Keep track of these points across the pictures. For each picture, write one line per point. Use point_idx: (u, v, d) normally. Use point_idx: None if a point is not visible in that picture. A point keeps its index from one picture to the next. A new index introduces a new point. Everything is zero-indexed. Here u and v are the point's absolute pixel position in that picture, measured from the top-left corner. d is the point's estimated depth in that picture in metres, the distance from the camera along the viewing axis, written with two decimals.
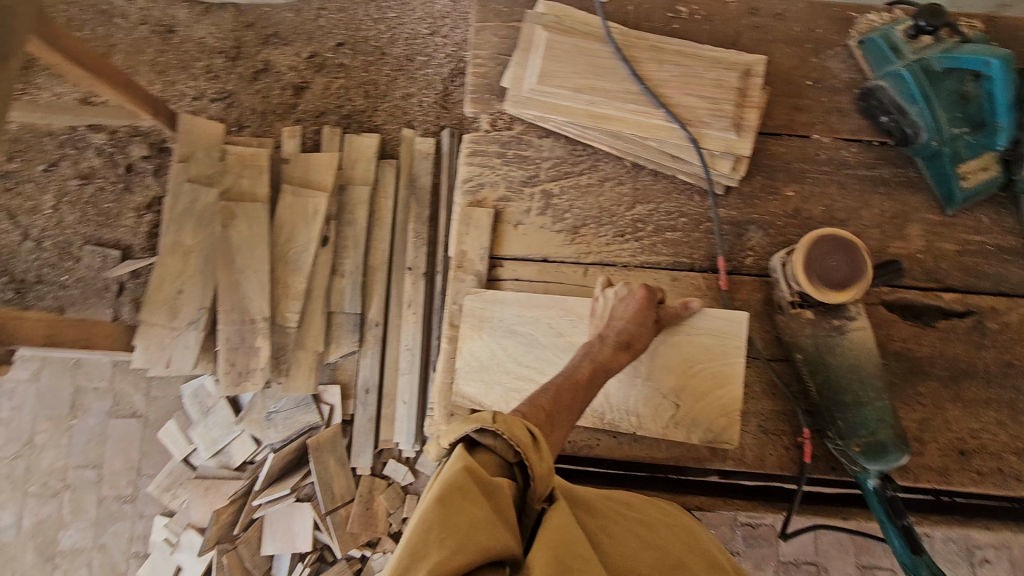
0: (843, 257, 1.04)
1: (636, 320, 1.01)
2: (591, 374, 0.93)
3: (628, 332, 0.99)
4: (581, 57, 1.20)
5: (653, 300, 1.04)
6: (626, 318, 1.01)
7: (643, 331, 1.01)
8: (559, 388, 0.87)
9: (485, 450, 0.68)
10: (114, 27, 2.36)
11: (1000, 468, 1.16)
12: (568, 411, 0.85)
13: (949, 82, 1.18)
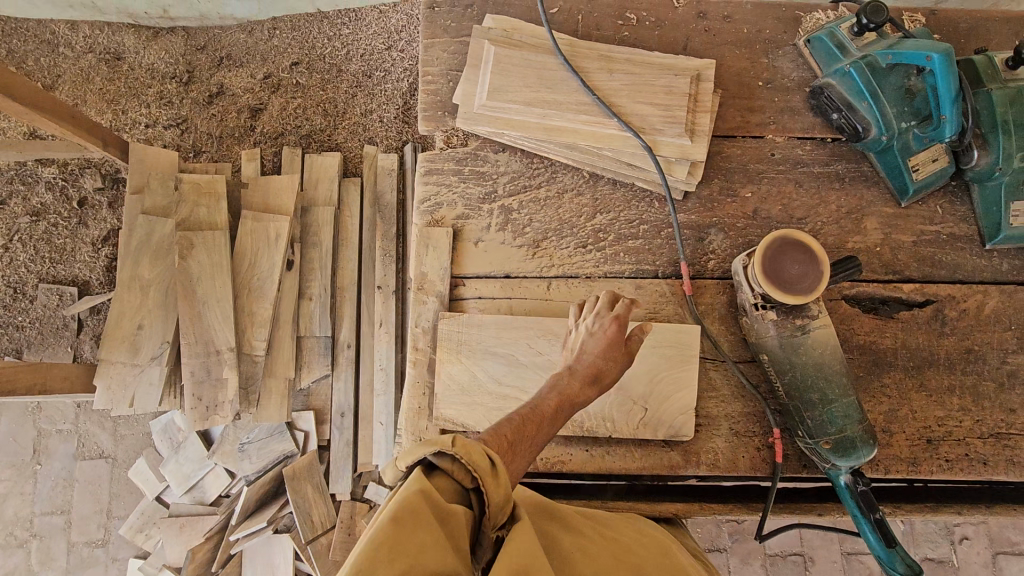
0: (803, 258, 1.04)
1: (606, 354, 0.89)
2: (559, 412, 0.82)
3: (596, 367, 0.88)
4: (529, 71, 1.18)
5: (622, 325, 0.93)
6: (594, 352, 0.90)
7: (613, 365, 0.90)
8: (523, 417, 0.77)
9: (443, 474, 0.63)
10: (58, 57, 2.29)
11: (967, 454, 1.18)
12: (533, 443, 0.76)
13: (895, 77, 1.18)
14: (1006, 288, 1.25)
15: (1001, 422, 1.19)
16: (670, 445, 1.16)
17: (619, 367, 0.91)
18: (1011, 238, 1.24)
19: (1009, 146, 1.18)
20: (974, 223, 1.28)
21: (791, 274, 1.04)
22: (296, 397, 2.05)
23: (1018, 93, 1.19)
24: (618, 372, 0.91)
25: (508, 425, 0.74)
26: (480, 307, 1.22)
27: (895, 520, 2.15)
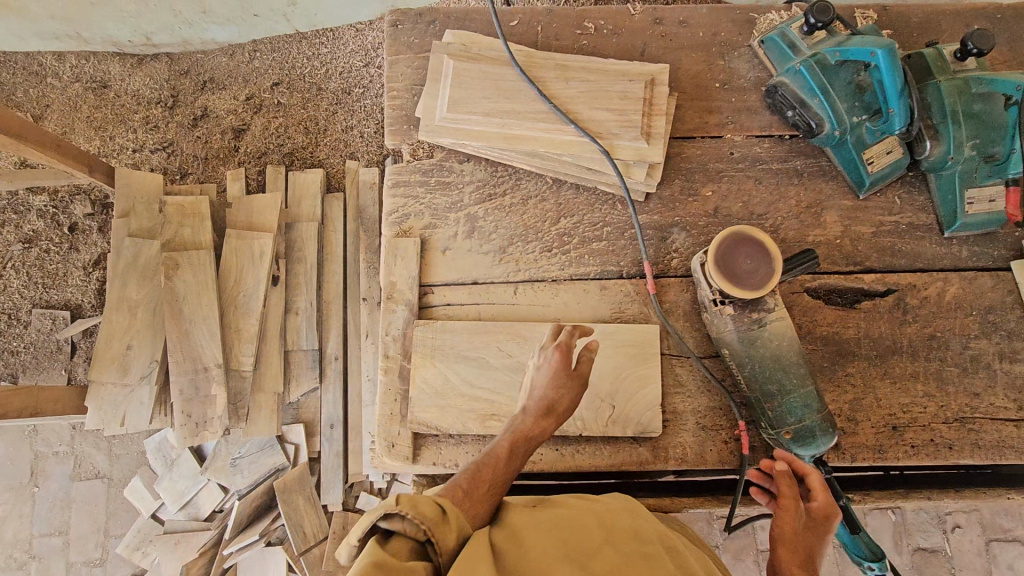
0: (753, 250, 1.08)
1: (554, 385, 0.93)
2: (515, 451, 0.88)
3: (548, 399, 0.92)
4: (487, 82, 1.22)
5: (566, 351, 0.96)
6: (544, 384, 0.93)
7: (563, 391, 0.93)
8: (480, 464, 0.84)
9: (396, 537, 0.68)
10: (46, 88, 2.35)
11: (932, 439, 1.20)
12: (491, 487, 0.82)
13: (845, 73, 1.21)
14: (966, 274, 1.28)
15: (965, 406, 1.22)
16: (638, 441, 1.19)
17: (572, 391, 0.94)
18: (967, 225, 1.27)
19: (958, 135, 1.21)
20: (932, 213, 1.31)
21: (746, 269, 1.07)
22: (285, 411, 2.08)
23: (966, 83, 1.21)
24: (571, 396, 0.94)
25: (464, 475, 0.82)
26: (449, 313, 1.25)
27: (886, 510, 2.16)
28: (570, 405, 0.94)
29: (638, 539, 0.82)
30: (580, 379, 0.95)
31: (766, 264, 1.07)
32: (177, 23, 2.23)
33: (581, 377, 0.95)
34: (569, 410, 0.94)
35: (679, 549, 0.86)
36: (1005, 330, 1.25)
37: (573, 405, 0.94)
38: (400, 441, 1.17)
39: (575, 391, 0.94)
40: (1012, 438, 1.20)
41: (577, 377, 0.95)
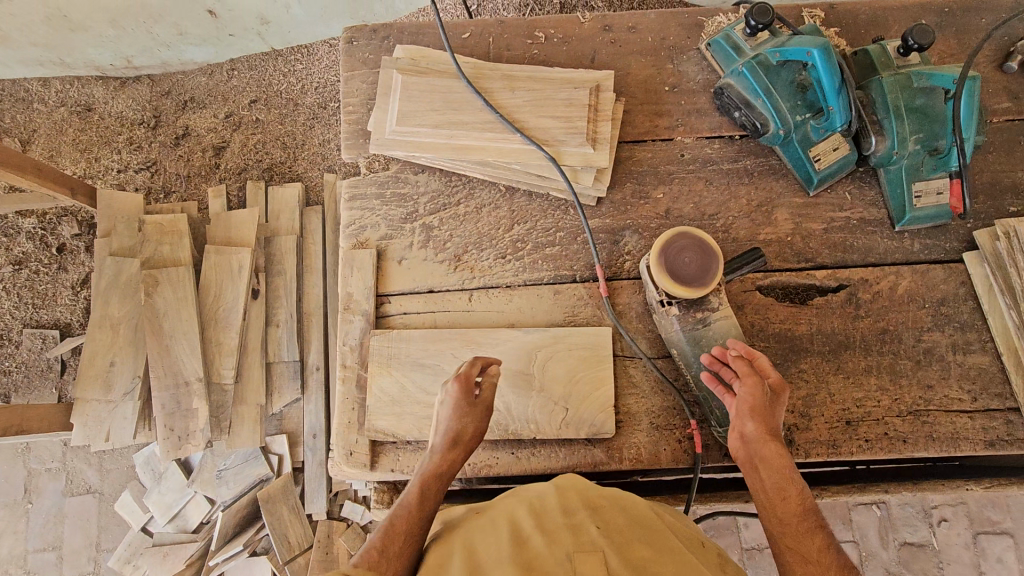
0: (690, 247, 1.09)
1: (460, 416, 1.00)
2: (427, 493, 0.94)
3: (453, 431, 1.00)
4: (435, 95, 1.25)
5: (467, 383, 1.02)
6: (449, 417, 1.00)
7: (466, 421, 1.00)
8: (397, 516, 0.89)
9: None
10: (33, 113, 2.41)
11: (886, 433, 1.21)
12: (410, 536, 0.88)
13: (786, 73, 1.23)
14: (918, 268, 1.29)
15: (919, 399, 1.22)
16: (592, 443, 1.21)
17: (475, 420, 1.01)
18: (917, 218, 1.27)
19: (902, 130, 1.21)
20: (883, 207, 1.32)
21: (687, 267, 1.09)
22: (269, 422, 2.12)
23: (908, 78, 1.22)
24: (476, 424, 1.01)
25: (377, 537, 0.86)
26: (405, 322, 1.28)
27: (871, 506, 2.15)
28: (476, 433, 1.01)
29: (563, 514, 0.84)
30: (482, 408, 1.02)
31: (706, 257, 1.09)
32: (156, 45, 2.27)
33: (483, 406, 1.02)
34: (475, 439, 1.01)
35: (607, 506, 0.88)
36: (958, 322, 1.26)
37: (478, 433, 1.01)
38: (358, 449, 1.20)
39: (477, 419, 1.01)
40: (966, 429, 1.21)
41: (479, 407, 1.02)
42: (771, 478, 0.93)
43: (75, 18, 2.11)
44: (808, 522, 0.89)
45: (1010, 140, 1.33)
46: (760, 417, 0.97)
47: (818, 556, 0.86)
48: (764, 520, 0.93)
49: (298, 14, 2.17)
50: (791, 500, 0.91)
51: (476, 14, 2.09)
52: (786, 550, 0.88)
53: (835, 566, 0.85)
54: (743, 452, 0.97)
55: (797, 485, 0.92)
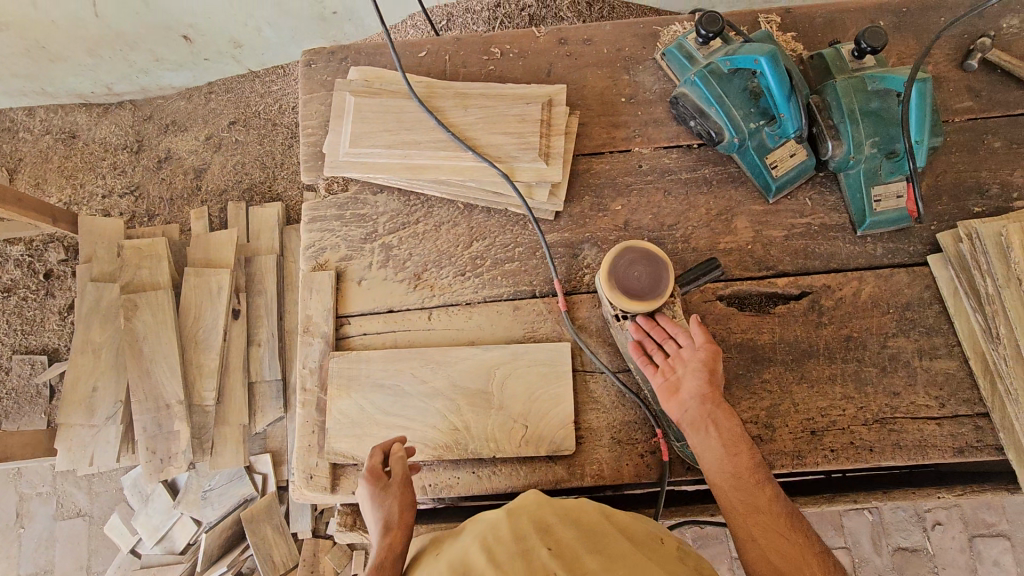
0: (628, 268, 1.10)
1: (379, 501, 0.99)
2: None
3: (381, 517, 0.97)
4: (388, 116, 1.26)
5: (374, 469, 1.02)
6: (370, 506, 0.99)
7: (387, 503, 0.98)
8: None
9: None
10: (19, 141, 2.44)
11: (852, 442, 1.19)
12: None
13: (738, 80, 1.21)
14: (882, 272, 1.27)
15: (885, 406, 1.21)
16: (553, 460, 1.20)
17: (395, 497, 0.99)
18: (878, 223, 1.25)
19: (858, 134, 1.19)
20: (845, 212, 1.30)
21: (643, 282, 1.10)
22: (253, 441, 2.12)
23: (861, 81, 1.20)
24: (399, 500, 0.99)
25: None
26: (366, 343, 1.28)
27: (863, 510, 2.11)
28: (403, 510, 0.98)
29: (512, 541, 0.79)
30: (399, 486, 1.01)
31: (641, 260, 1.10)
32: (135, 71, 2.27)
33: (400, 483, 1.00)
34: (407, 515, 0.99)
35: (558, 525, 0.83)
36: (923, 326, 1.24)
37: (406, 507, 0.99)
38: (318, 472, 1.20)
39: (399, 496, 0.99)
40: (934, 436, 1.19)
41: (394, 486, 1.00)
42: (724, 435, 1.03)
43: (53, 49, 2.10)
44: (758, 474, 1.01)
45: (972, 139, 1.31)
46: (710, 377, 1.06)
47: (768, 505, 0.99)
48: (715, 474, 1.02)
49: (272, 36, 2.18)
50: (743, 456, 1.02)
51: (446, 29, 2.09)
52: (738, 499, 0.99)
53: (780, 512, 0.99)
54: (698, 410, 1.05)
55: (747, 442, 1.03)
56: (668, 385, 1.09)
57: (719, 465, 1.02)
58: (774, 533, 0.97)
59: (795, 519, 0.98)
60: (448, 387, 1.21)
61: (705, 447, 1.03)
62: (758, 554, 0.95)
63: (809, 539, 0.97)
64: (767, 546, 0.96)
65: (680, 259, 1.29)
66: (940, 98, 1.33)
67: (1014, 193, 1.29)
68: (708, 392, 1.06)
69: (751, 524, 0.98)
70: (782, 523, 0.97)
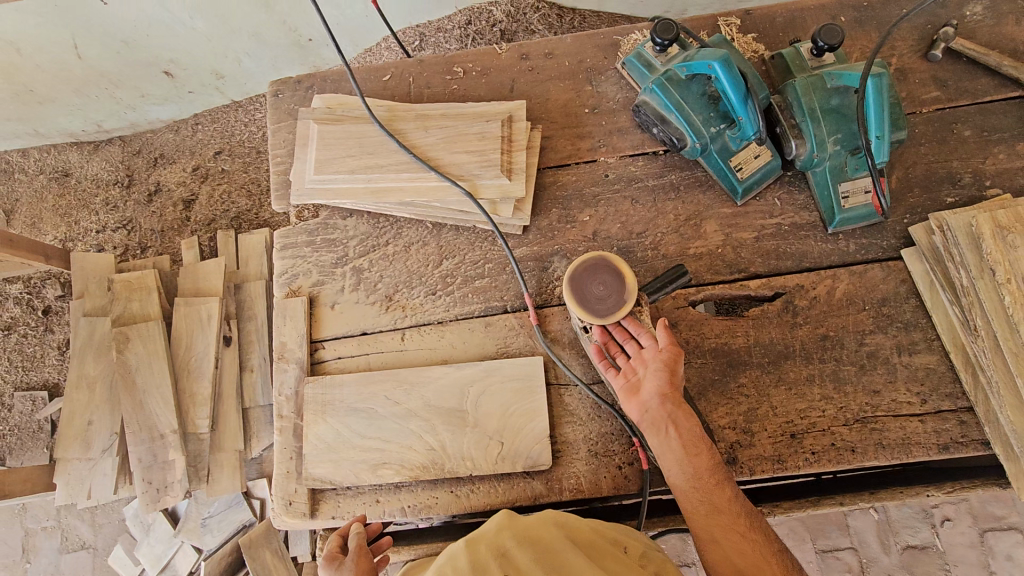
0: (589, 292, 1.12)
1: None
2: None
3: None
4: (351, 141, 1.28)
5: (332, 552, 1.03)
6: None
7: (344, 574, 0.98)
8: None
9: None
10: (14, 182, 2.49)
11: (833, 443, 1.17)
12: None
13: (695, 86, 1.22)
14: (855, 269, 1.25)
15: (866, 406, 1.19)
16: (531, 475, 1.20)
17: (351, 565, 0.99)
18: (848, 219, 1.24)
19: (820, 132, 1.18)
20: (815, 210, 1.28)
21: (613, 287, 1.11)
22: (250, 466, 2.12)
23: (820, 79, 1.19)
24: (355, 566, 0.99)
25: None
26: (341, 366, 1.28)
27: (868, 509, 2.06)
28: None
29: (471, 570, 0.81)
30: (356, 558, 1.01)
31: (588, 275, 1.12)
32: (121, 108, 2.31)
33: (355, 552, 1.01)
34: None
35: (516, 549, 0.86)
36: (901, 321, 1.22)
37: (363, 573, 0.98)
38: (297, 498, 1.21)
39: (354, 563, 0.99)
40: (917, 434, 1.17)
41: (350, 558, 1.01)
42: (684, 436, 1.05)
43: (42, 91, 2.16)
44: (718, 475, 1.03)
45: (942, 129, 1.29)
46: (670, 377, 1.07)
47: (727, 505, 1.02)
48: (676, 475, 1.05)
49: (251, 67, 2.21)
50: (704, 457, 1.04)
51: (419, 49, 2.11)
52: (699, 501, 1.02)
53: (740, 512, 1.02)
54: (659, 411, 1.06)
55: (707, 443, 1.05)
56: (628, 386, 1.10)
57: (680, 467, 1.04)
58: (734, 534, 1.00)
59: (754, 519, 1.02)
60: (423, 408, 1.20)
61: (666, 449, 1.05)
62: (719, 554, 0.99)
63: (768, 538, 1.01)
64: (727, 546, 0.99)
65: (651, 266, 1.28)
66: (906, 90, 1.32)
67: (988, 181, 1.27)
68: (669, 392, 1.07)
69: (712, 526, 1.01)
70: (742, 524, 1.01)
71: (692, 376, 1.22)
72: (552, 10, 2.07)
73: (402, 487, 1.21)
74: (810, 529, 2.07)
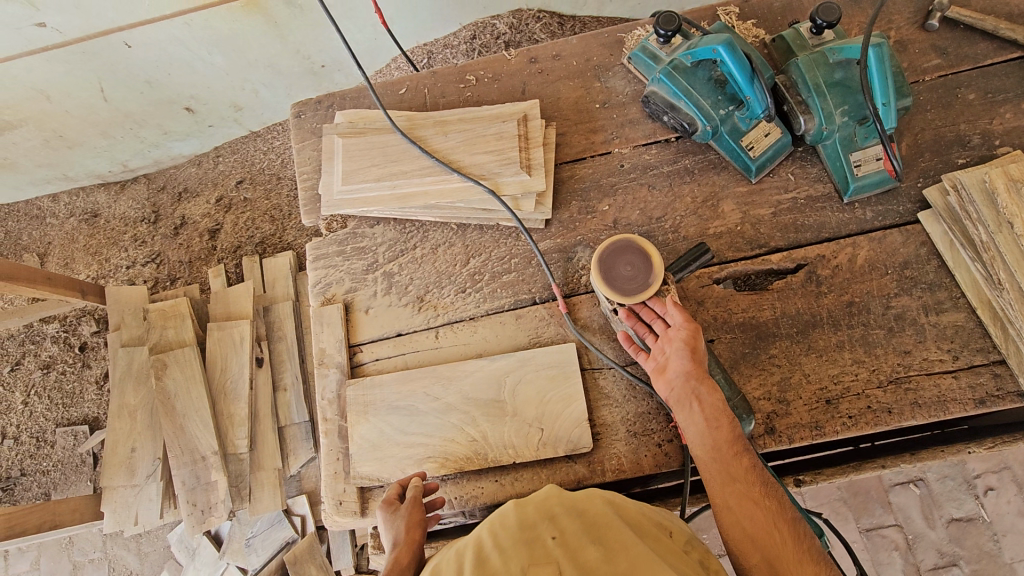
0: (641, 276, 1.15)
1: (388, 519, 1.06)
2: None
3: (391, 536, 1.03)
4: (375, 151, 1.34)
5: (390, 498, 1.10)
6: (383, 524, 1.06)
7: (397, 521, 1.05)
8: None
9: None
10: (47, 226, 2.58)
11: (870, 407, 1.18)
12: None
13: (702, 72, 1.27)
14: (875, 235, 1.27)
15: (898, 366, 1.20)
16: (573, 459, 1.22)
17: (404, 514, 1.06)
18: (862, 187, 1.27)
19: (827, 105, 1.22)
20: (828, 181, 1.31)
21: (629, 263, 1.16)
22: (289, 484, 2.15)
23: (822, 55, 1.24)
24: (407, 517, 1.05)
25: None
26: (379, 367, 1.32)
27: (909, 484, 2.04)
28: (412, 525, 1.04)
29: (520, 529, 0.87)
30: (410, 508, 1.07)
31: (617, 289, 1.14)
32: (145, 146, 2.41)
33: (410, 504, 1.08)
34: (416, 529, 1.03)
35: (563, 514, 0.91)
36: (925, 283, 1.24)
37: (414, 523, 1.04)
38: (347, 497, 1.24)
39: (407, 514, 1.06)
40: (952, 390, 1.18)
41: (405, 507, 1.08)
42: (706, 410, 1.06)
43: (71, 136, 2.25)
44: (737, 447, 1.04)
45: (946, 95, 1.33)
46: (693, 355, 1.09)
47: (744, 475, 1.02)
48: (696, 446, 1.07)
49: (267, 96, 2.30)
50: (724, 430, 1.05)
51: (428, 66, 2.20)
52: (717, 471, 1.04)
53: (756, 482, 1.02)
54: (683, 387, 1.08)
55: (728, 417, 1.06)
56: (657, 366, 1.13)
57: (701, 439, 1.06)
58: (748, 502, 1.01)
59: (771, 488, 1.02)
60: (462, 401, 1.24)
61: (688, 422, 1.07)
62: (732, 521, 1.01)
63: (783, 507, 1.01)
64: (739, 513, 1.00)
65: (673, 249, 1.32)
66: (908, 60, 1.36)
67: (997, 140, 1.29)
68: (692, 369, 1.08)
69: (728, 493, 1.02)
70: (757, 492, 1.01)
71: (723, 351, 1.24)
72: (553, 19, 2.15)
73: (446, 480, 1.24)
74: (853, 508, 2.05)
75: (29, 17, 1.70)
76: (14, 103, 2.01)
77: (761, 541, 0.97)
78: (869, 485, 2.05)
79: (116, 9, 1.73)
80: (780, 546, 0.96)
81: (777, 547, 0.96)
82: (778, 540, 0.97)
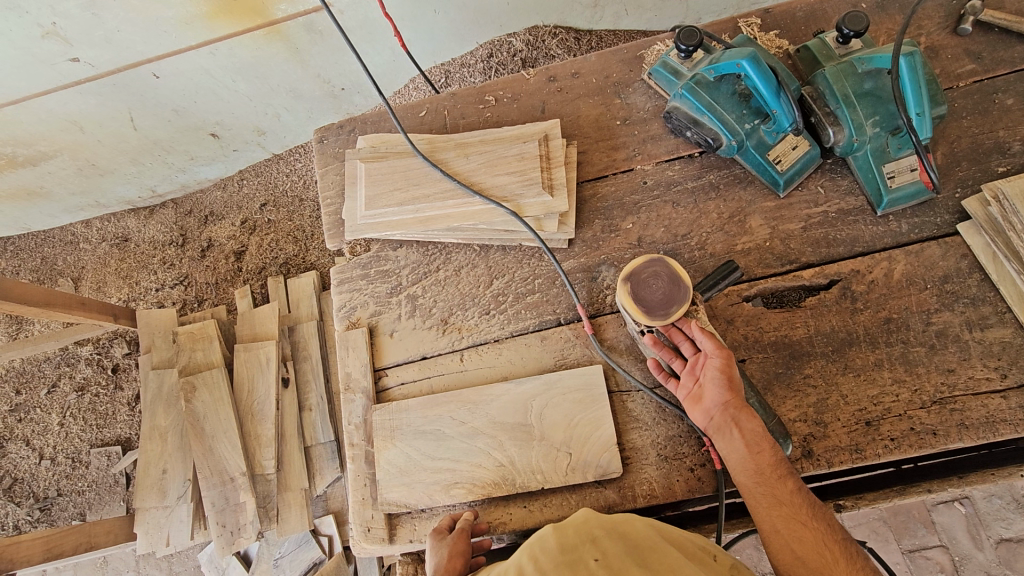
0: (664, 283, 1.12)
1: (432, 544, 1.08)
2: None
3: (435, 562, 1.05)
4: (397, 175, 1.35)
5: (440, 525, 1.13)
6: (428, 550, 1.09)
7: (441, 550, 1.07)
8: None
9: None
10: (80, 251, 2.65)
11: (913, 428, 1.14)
12: None
13: (725, 87, 1.24)
14: (911, 249, 1.23)
15: (941, 386, 1.15)
16: (603, 484, 1.20)
17: (448, 543, 1.07)
18: (896, 199, 1.23)
19: (857, 116, 1.19)
20: (861, 194, 1.27)
21: (652, 288, 1.12)
22: (316, 504, 2.16)
23: (850, 65, 1.21)
24: (451, 546, 1.07)
25: None
26: (404, 392, 1.31)
27: (953, 503, 1.96)
28: (453, 555, 1.05)
29: (560, 552, 0.85)
30: (456, 537, 1.09)
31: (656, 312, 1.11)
32: (172, 171, 2.47)
33: (456, 534, 1.09)
34: (456, 561, 1.04)
35: (604, 537, 0.88)
36: (967, 297, 1.19)
37: (457, 553, 1.05)
38: (375, 524, 1.24)
39: (451, 542, 1.07)
40: (1001, 411, 1.12)
41: (451, 536, 1.09)
42: (747, 436, 1.04)
43: (103, 163, 2.31)
44: (781, 470, 1.01)
45: (982, 101, 1.28)
46: (730, 382, 1.06)
47: (790, 497, 0.99)
48: (738, 472, 1.04)
49: (289, 120, 2.34)
50: (766, 454, 1.02)
51: (445, 85, 2.23)
52: (761, 494, 1.01)
53: (803, 503, 0.99)
54: (722, 416, 1.05)
55: (769, 440, 1.03)
56: (692, 395, 1.10)
57: (744, 465, 1.03)
58: (797, 524, 0.98)
59: (818, 509, 0.99)
60: (488, 425, 1.22)
61: (730, 450, 1.04)
62: (781, 544, 0.98)
63: (832, 527, 0.98)
64: (787, 536, 0.97)
65: (700, 266, 1.29)
66: (940, 66, 1.31)
67: None
68: (730, 398, 1.05)
69: (774, 516, 0.99)
70: (805, 514, 0.98)
71: (755, 371, 1.21)
72: (569, 34, 2.16)
73: (475, 506, 1.22)
74: (895, 528, 1.98)
75: (63, 52, 1.76)
76: (48, 134, 2.08)
77: (815, 565, 0.94)
78: (910, 504, 1.97)
79: (145, 42, 1.78)
80: (833, 565, 0.94)
81: (830, 567, 0.94)
82: (830, 560, 0.95)
